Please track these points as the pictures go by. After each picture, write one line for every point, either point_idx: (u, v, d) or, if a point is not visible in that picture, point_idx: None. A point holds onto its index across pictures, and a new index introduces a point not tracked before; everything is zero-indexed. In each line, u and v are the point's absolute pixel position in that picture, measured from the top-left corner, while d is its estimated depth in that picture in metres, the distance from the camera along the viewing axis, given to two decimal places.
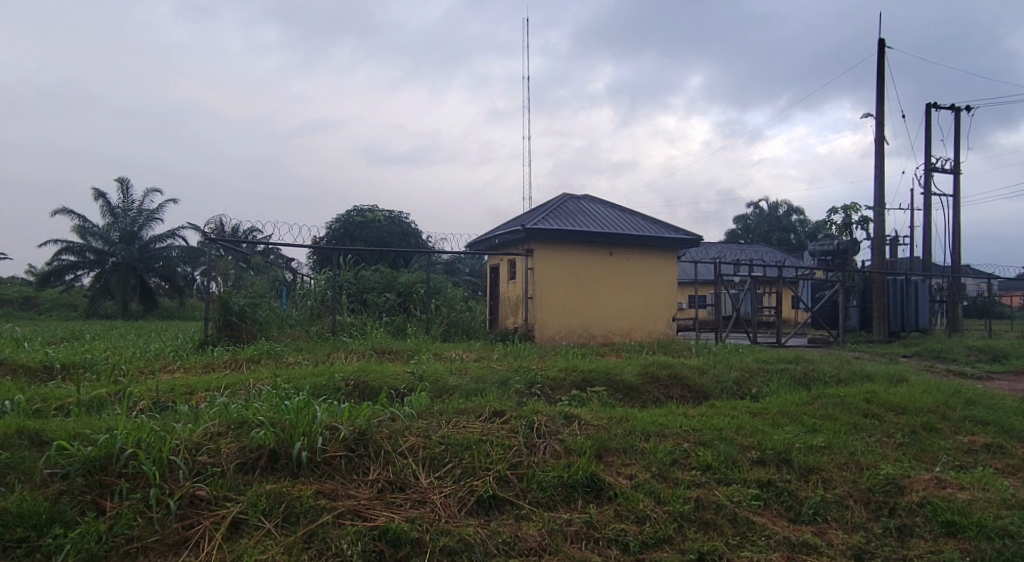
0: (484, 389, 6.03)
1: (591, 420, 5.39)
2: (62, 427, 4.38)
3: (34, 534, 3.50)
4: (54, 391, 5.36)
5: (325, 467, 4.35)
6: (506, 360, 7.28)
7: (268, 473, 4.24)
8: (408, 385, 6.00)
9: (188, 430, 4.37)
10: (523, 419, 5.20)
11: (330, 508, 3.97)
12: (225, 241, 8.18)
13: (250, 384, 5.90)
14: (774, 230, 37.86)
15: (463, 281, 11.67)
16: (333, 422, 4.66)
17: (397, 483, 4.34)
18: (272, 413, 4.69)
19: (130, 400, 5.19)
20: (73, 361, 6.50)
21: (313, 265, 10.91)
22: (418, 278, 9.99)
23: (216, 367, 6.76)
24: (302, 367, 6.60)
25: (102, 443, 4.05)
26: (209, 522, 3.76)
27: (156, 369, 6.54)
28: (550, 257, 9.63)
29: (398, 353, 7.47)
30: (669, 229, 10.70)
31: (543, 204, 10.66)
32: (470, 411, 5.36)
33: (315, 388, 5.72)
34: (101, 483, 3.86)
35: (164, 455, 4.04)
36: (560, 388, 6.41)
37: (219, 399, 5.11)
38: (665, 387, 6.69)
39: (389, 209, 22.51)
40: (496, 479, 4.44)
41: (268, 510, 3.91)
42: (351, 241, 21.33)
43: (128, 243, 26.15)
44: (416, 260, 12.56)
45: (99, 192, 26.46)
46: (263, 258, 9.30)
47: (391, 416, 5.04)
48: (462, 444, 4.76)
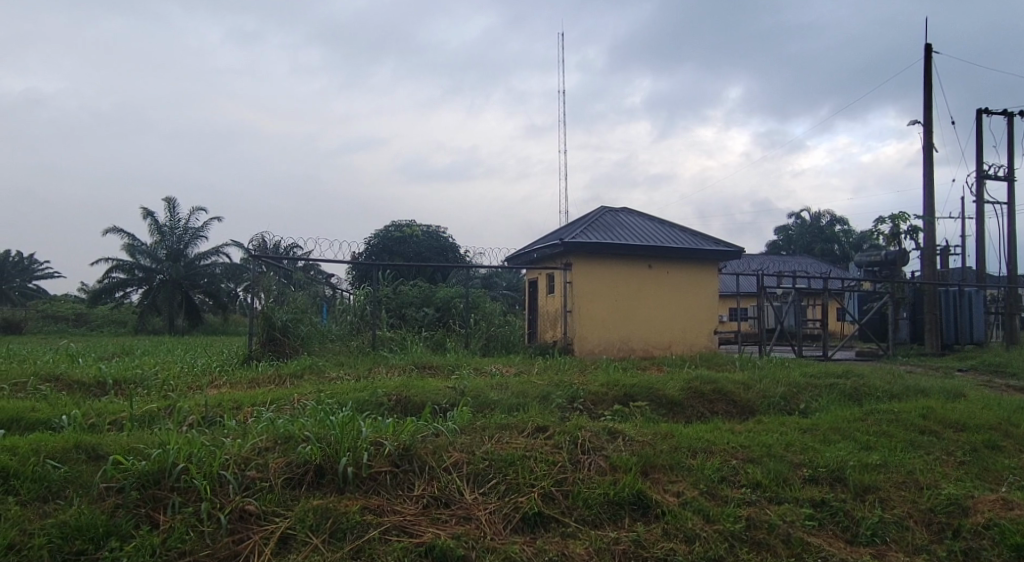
0: (526, 404, 6.01)
1: (636, 436, 5.31)
2: (117, 441, 4.47)
3: (91, 547, 3.58)
4: (108, 407, 5.50)
5: (371, 482, 4.37)
6: (546, 375, 7.25)
7: (315, 488, 4.28)
8: (450, 400, 6.01)
9: (237, 445, 4.44)
10: (567, 434, 5.15)
11: (377, 524, 3.99)
12: (267, 258, 8.33)
13: (295, 398, 5.99)
14: (817, 241, 37.09)
15: (501, 295, 11.67)
16: (378, 438, 4.69)
17: (442, 498, 4.34)
18: (318, 428, 4.74)
19: (180, 415, 5.30)
20: (124, 377, 6.65)
21: (353, 280, 11.04)
22: (456, 293, 10.03)
23: (261, 382, 6.85)
24: (345, 383, 6.65)
25: (156, 457, 4.12)
26: (258, 537, 3.79)
27: (204, 384, 6.67)
28: (589, 270, 9.58)
29: (439, 368, 7.50)
30: (709, 241, 10.56)
31: (581, 218, 10.63)
32: (514, 426, 5.33)
33: (359, 403, 5.76)
34: (154, 496, 3.93)
35: (214, 469, 4.11)
36: (602, 402, 6.34)
37: (266, 415, 5.18)
38: (710, 402, 6.56)
39: (428, 224, 22.82)
40: (541, 496, 4.40)
41: (316, 525, 3.92)
42: (390, 256, 21.64)
43: (175, 260, 26.93)
44: (453, 274, 12.62)
45: (148, 211, 27.36)
46: (304, 274, 9.46)
47: (435, 431, 5.04)
48: (506, 459, 4.73)
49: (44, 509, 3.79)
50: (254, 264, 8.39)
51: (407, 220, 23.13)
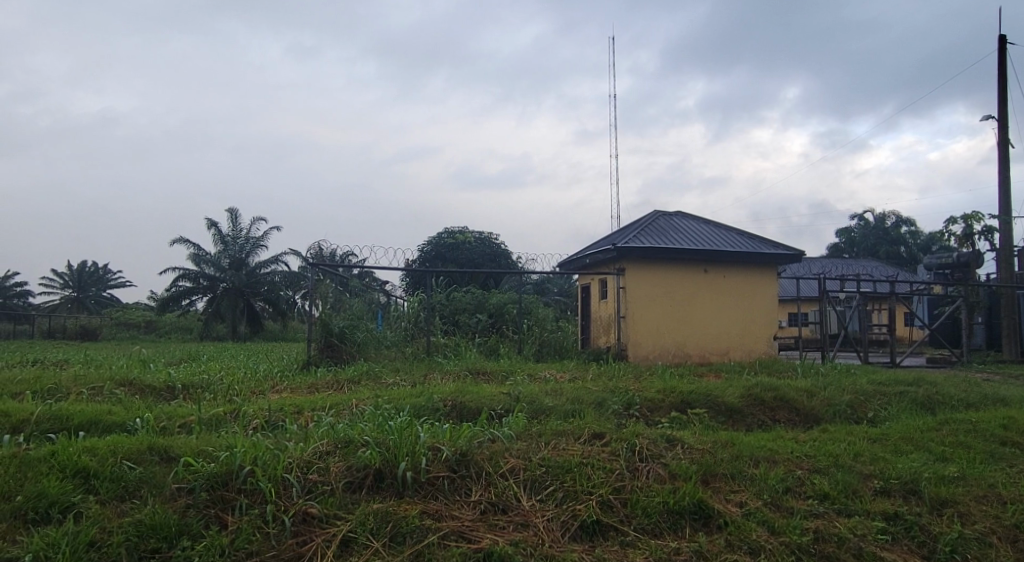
0: (581, 410, 5.96)
1: (695, 444, 5.20)
2: (187, 443, 4.63)
3: (164, 545, 3.71)
4: (178, 410, 5.72)
5: (429, 488, 4.41)
6: (600, 381, 7.17)
7: (374, 492, 4.34)
8: (505, 406, 6.01)
9: (300, 448, 4.54)
10: (624, 441, 5.09)
11: (435, 529, 4.02)
12: (324, 265, 8.52)
13: (353, 404, 6.09)
14: (882, 243, 35.71)
15: (553, 300, 11.64)
16: (435, 443, 4.73)
17: (500, 505, 4.34)
18: (376, 433, 4.82)
19: (244, 419, 5.47)
20: (192, 382, 6.89)
21: (406, 287, 11.19)
22: (509, 299, 10.06)
23: (320, 388, 7.00)
24: (401, 388, 6.74)
25: (223, 459, 4.27)
26: (321, 539, 3.87)
27: (265, 389, 6.85)
28: (643, 275, 9.46)
29: (493, 374, 7.51)
30: (767, 245, 10.30)
31: (634, 223, 10.53)
32: (569, 433, 5.29)
33: (415, 408, 5.83)
34: (223, 498, 4.06)
35: (278, 472, 4.22)
36: (658, 409, 6.23)
37: (326, 420, 5.29)
38: (771, 409, 6.38)
39: (480, 231, 22.97)
40: (599, 504, 4.35)
41: (376, 529, 3.98)
42: (443, 263, 21.91)
43: (237, 269, 27.86)
44: (505, 280, 12.66)
45: (212, 222, 28.39)
46: (359, 281, 9.65)
47: (492, 437, 5.05)
48: (563, 466, 4.70)
49: (121, 507, 3.94)
50: (312, 272, 8.60)
51: (460, 227, 23.36)
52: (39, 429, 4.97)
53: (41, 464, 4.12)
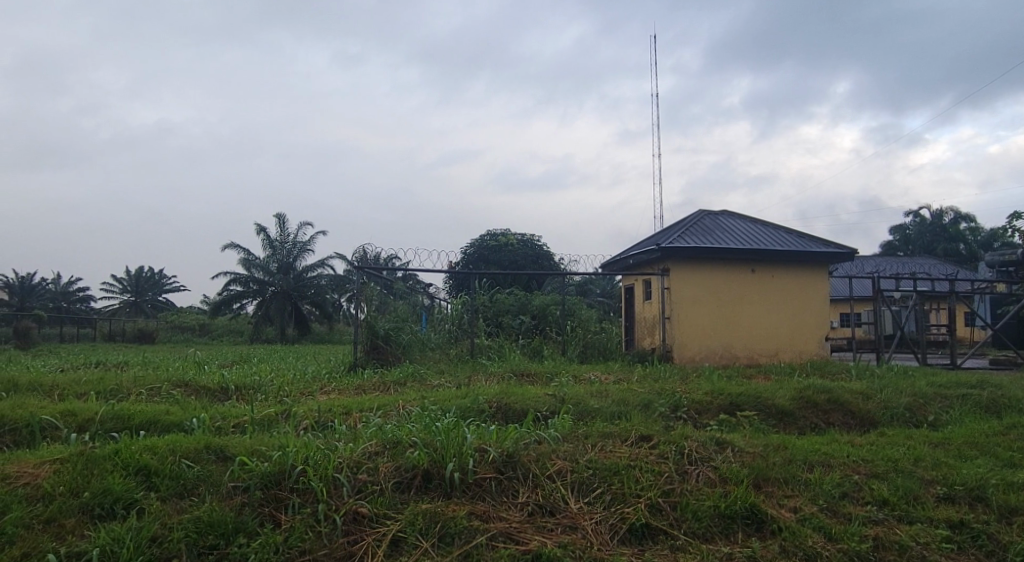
0: (627, 412, 5.90)
1: (746, 447, 5.09)
2: (241, 443, 4.75)
3: (222, 542, 3.81)
4: (231, 410, 5.88)
5: (476, 489, 4.42)
6: (646, 382, 7.08)
7: (423, 492, 4.38)
8: (550, 408, 5.99)
9: (349, 449, 4.62)
10: (672, 444, 5.01)
11: (483, 530, 4.04)
12: (369, 269, 8.64)
13: (400, 405, 6.16)
14: (939, 241, 34.42)
15: (597, 301, 11.55)
16: (482, 445, 4.74)
17: (547, 506, 4.32)
18: (424, 434, 4.86)
19: (295, 420, 5.59)
20: (244, 383, 7.07)
21: (450, 289, 11.27)
22: (552, 301, 10.03)
23: (367, 389, 7.10)
24: (446, 390, 6.78)
25: (276, 459, 4.36)
26: (371, 539, 3.92)
27: (314, 391, 6.99)
28: (688, 275, 9.31)
29: (537, 376, 7.50)
30: (817, 243, 10.04)
31: (678, 222, 10.39)
32: (616, 435, 5.24)
33: (461, 409, 5.86)
34: (276, 497, 4.15)
35: (329, 472, 4.29)
36: (707, 412, 6.12)
37: (374, 421, 5.36)
38: (825, 413, 6.20)
39: (522, 233, 23.00)
40: (647, 507, 4.30)
41: (425, 529, 4.01)
42: (485, 265, 22.02)
43: (285, 273, 28.51)
44: (547, 281, 12.63)
45: (261, 227, 29.08)
46: (403, 284, 9.76)
47: (538, 438, 5.04)
48: (611, 468, 4.65)
49: (180, 505, 4.07)
50: (357, 275, 8.72)
51: (502, 230, 23.43)
52: (103, 428, 5.17)
53: (105, 461, 4.27)
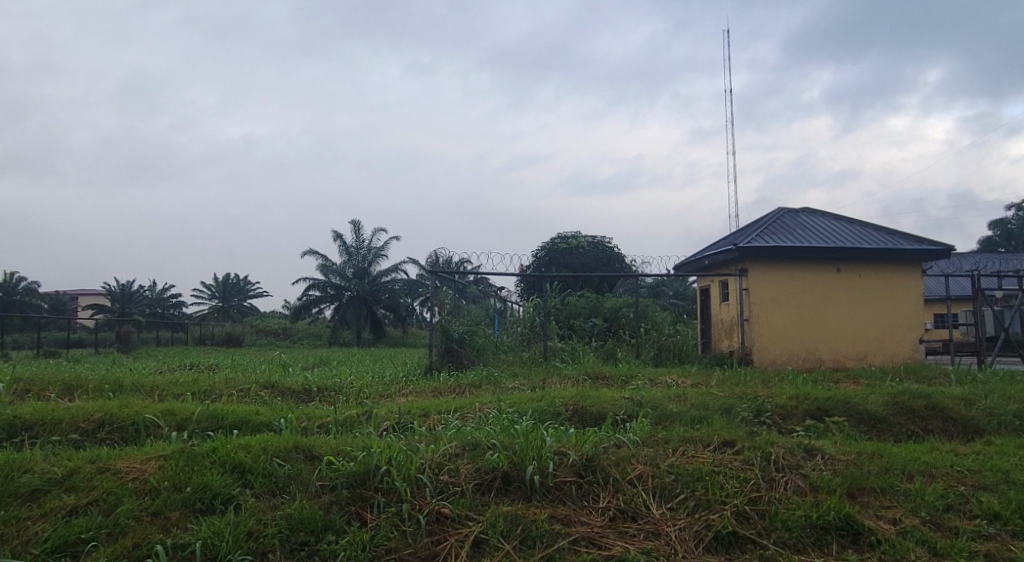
0: (708, 417, 5.75)
1: (837, 454, 4.86)
2: (328, 443, 4.89)
3: (313, 538, 3.94)
4: (316, 411, 6.09)
5: (556, 492, 4.41)
6: (726, 386, 6.89)
7: (503, 495, 4.39)
8: (628, 412, 5.90)
9: (431, 450, 4.69)
10: (758, 450, 4.85)
11: (565, 534, 4.02)
12: (442, 273, 8.77)
13: (477, 407, 6.22)
14: None
15: (670, 303, 11.32)
16: (561, 448, 4.72)
17: (629, 512, 4.26)
18: (503, 436, 4.88)
19: (377, 421, 5.74)
20: (326, 385, 7.31)
21: (521, 292, 11.30)
22: (625, 303, 9.91)
23: (443, 391, 7.21)
24: (521, 393, 6.81)
25: (362, 459, 4.48)
26: (455, 540, 3.97)
27: (393, 393, 7.15)
28: (769, 275, 9.01)
29: (612, 379, 7.41)
30: (909, 240, 9.52)
31: (756, 221, 10.08)
32: (698, 440, 5.11)
33: (538, 412, 5.86)
34: (362, 496, 4.25)
35: (412, 473, 4.37)
36: (792, 417, 5.89)
37: (454, 423, 5.42)
38: (923, 419, 5.86)
39: (593, 235, 22.87)
40: (734, 515, 4.17)
41: (507, 532, 4.02)
42: (556, 268, 22.02)
43: (361, 278, 29.38)
44: (619, 283, 12.47)
45: (337, 234, 30.04)
46: (476, 288, 9.86)
47: (617, 442, 4.97)
48: (693, 474, 4.54)
49: (273, 501, 4.23)
50: (432, 280, 8.86)
51: (573, 232, 23.37)
52: (199, 427, 5.44)
53: (204, 458, 4.49)
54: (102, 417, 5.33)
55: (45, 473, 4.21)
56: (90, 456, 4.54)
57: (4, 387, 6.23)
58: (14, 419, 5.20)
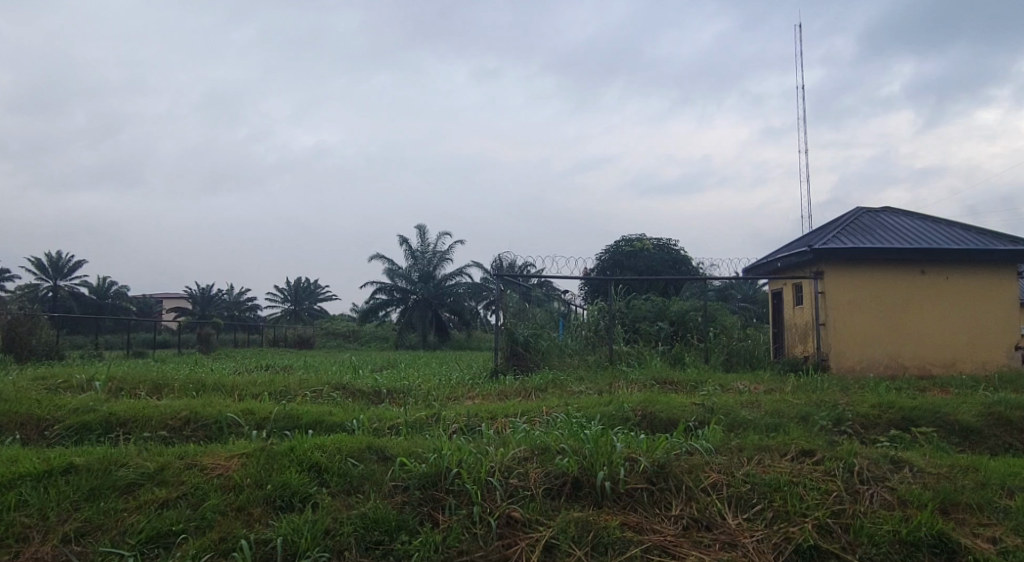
0: (784, 425, 5.56)
1: (927, 467, 4.62)
2: (400, 445, 4.98)
3: (387, 538, 4.01)
4: (387, 413, 6.20)
5: (628, 499, 4.34)
6: (802, 393, 6.63)
7: (573, 500, 4.36)
8: (699, 418, 5.77)
9: (501, 453, 4.69)
10: (840, 461, 4.65)
11: (637, 542, 3.96)
12: (507, 277, 8.82)
13: (544, 411, 6.21)
14: None
15: (739, 307, 11.00)
16: (632, 454, 4.64)
17: (703, 521, 4.16)
18: (573, 441, 4.85)
19: (446, 424, 5.81)
20: (395, 387, 7.45)
21: (585, 295, 11.22)
22: (692, 307, 9.71)
23: (510, 395, 7.22)
24: (589, 397, 6.74)
25: (433, 461, 4.53)
26: (525, 544, 3.96)
27: (460, 396, 7.21)
28: (847, 278, 8.64)
29: (681, 384, 7.26)
30: (1001, 239, 8.96)
31: (832, 222, 9.70)
32: (774, 448, 4.94)
33: (606, 417, 5.79)
34: (433, 497, 4.31)
35: (482, 475, 4.40)
36: (875, 426, 5.63)
37: (522, 426, 5.43)
38: (1021, 432, 5.51)
39: (659, 237, 22.55)
40: (815, 527, 4.01)
41: (578, 538, 3.99)
42: (621, 270, 21.83)
43: (427, 281, 29.88)
44: (686, 285, 12.22)
45: (403, 238, 30.65)
46: (540, 291, 9.88)
47: (689, 449, 4.86)
48: (771, 484, 4.39)
49: (349, 500, 4.32)
50: (497, 284, 8.92)
51: (638, 234, 23.10)
52: (277, 426, 5.64)
53: (283, 457, 4.64)
54: (188, 415, 5.59)
55: (139, 467, 4.45)
56: (179, 452, 4.76)
57: (100, 385, 6.62)
58: (110, 416, 5.51)
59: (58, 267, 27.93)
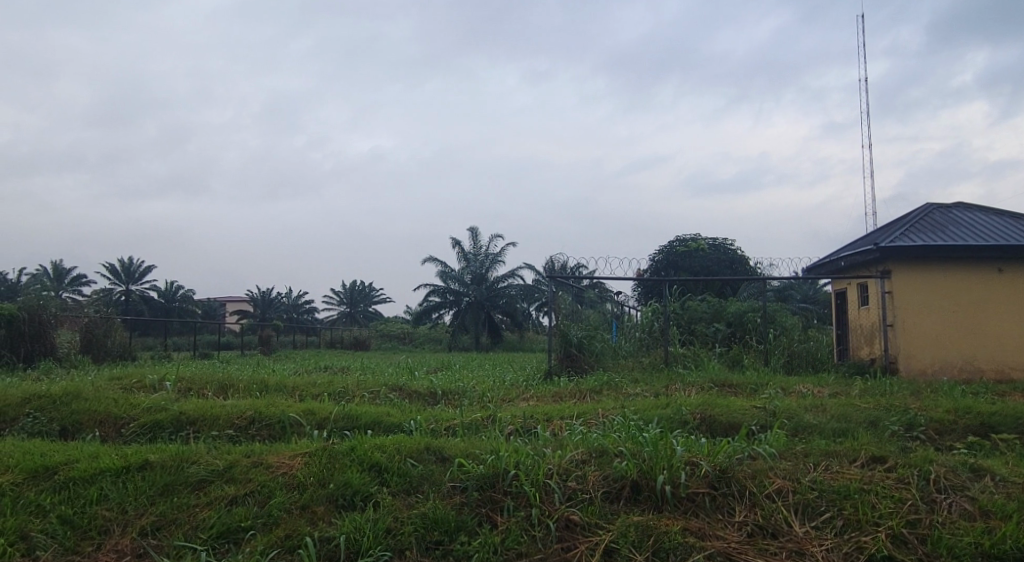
0: (851, 430, 5.36)
1: (1010, 476, 4.39)
2: (457, 446, 5.01)
3: (446, 538, 4.03)
4: (443, 414, 6.25)
5: (689, 504, 4.25)
6: (870, 397, 6.38)
7: (633, 504, 4.29)
8: (761, 422, 5.62)
9: (558, 455, 4.67)
10: (914, 468, 4.45)
11: (700, 548, 3.87)
12: (559, 279, 8.80)
13: (600, 413, 6.15)
14: None
15: (800, 308, 10.67)
16: (693, 458, 4.54)
17: (768, 528, 4.03)
18: (631, 444, 4.78)
19: (502, 425, 5.83)
20: (450, 389, 7.50)
21: (639, 296, 11.09)
22: (750, 308, 9.46)
23: (565, 397, 7.18)
24: (645, 399, 6.65)
25: (491, 463, 4.53)
26: (585, 547, 3.93)
27: (515, 398, 7.21)
28: (917, 276, 8.28)
29: (740, 387, 7.08)
30: None
31: (899, 219, 9.32)
32: (842, 454, 4.76)
33: (664, 420, 5.69)
34: (492, 499, 4.31)
35: (540, 478, 4.38)
36: (950, 432, 5.36)
37: (579, 429, 5.38)
38: None
39: (714, 238, 22.16)
40: (889, 537, 3.85)
41: (638, 542, 3.92)
42: (675, 271, 21.54)
43: (479, 284, 30.08)
44: (743, 285, 11.94)
45: (455, 241, 30.92)
46: (593, 293, 9.82)
47: (752, 454, 4.72)
48: (840, 491, 4.23)
49: (408, 500, 4.37)
50: (549, 286, 8.90)
51: (692, 235, 22.74)
52: (336, 426, 5.76)
53: (344, 456, 4.73)
54: (253, 415, 5.77)
55: (209, 465, 4.60)
56: (246, 451, 4.92)
57: (171, 385, 6.90)
58: (180, 415, 5.73)
59: (130, 272, 29.25)
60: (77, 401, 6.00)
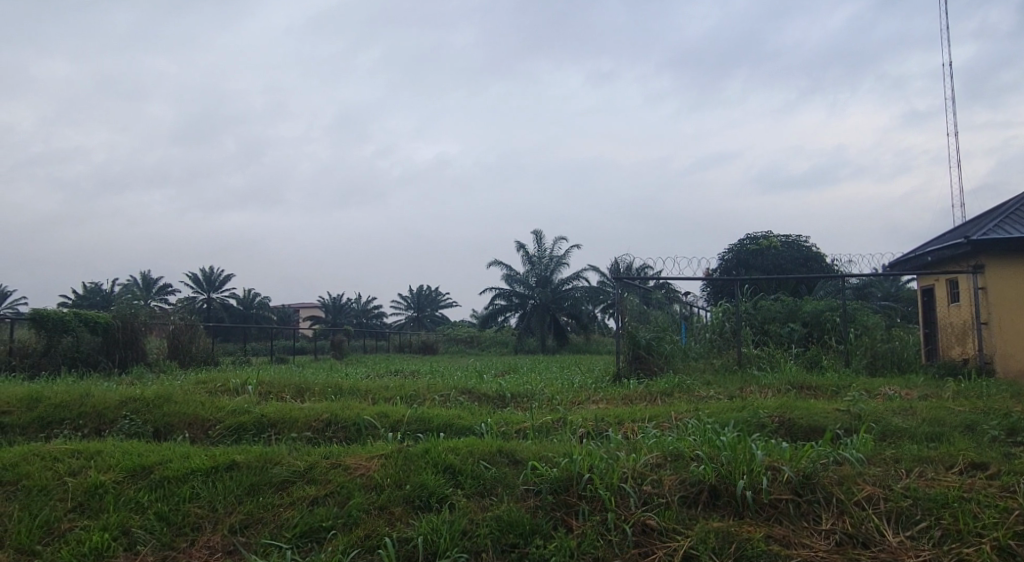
0: (945, 434, 5.05)
1: None
2: (530, 449, 4.99)
3: (522, 541, 4.02)
4: (513, 417, 6.26)
5: (772, 511, 4.08)
6: (964, 399, 6.00)
7: (712, 510, 4.17)
8: (846, 426, 5.36)
9: (632, 458, 4.59)
10: (1019, 477, 4.16)
11: (784, 556, 3.72)
12: (626, 280, 8.69)
13: (673, 417, 6.02)
14: None
15: (882, 306, 10.16)
16: (775, 463, 4.37)
17: (859, 537, 3.84)
18: (708, 448, 4.65)
19: (574, 429, 5.78)
20: (518, 392, 7.50)
21: (708, 297, 10.81)
22: (828, 307, 9.08)
23: (635, 399, 7.06)
24: (719, 402, 6.47)
25: (565, 466, 4.50)
26: (663, 553, 3.84)
27: (584, 400, 7.15)
28: (1013, 270, 7.76)
29: (820, 389, 6.80)
30: None
31: (993, 210, 8.76)
32: (937, 460, 4.49)
33: (741, 423, 5.51)
34: (566, 502, 4.27)
35: (615, 482, 4.31)
36: None
37: (653, 432, 5.28)
38: None
39: (786, 234, 21.46)
40: (994, 550, 3.60)
41: (719, 549, 3.80)
42: (746, 269, 21.02)
43: (544, 286, 30.13)
44: (819, 283, 11.47)
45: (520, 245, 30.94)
46: (660, 294, 9.65)
47: (838, 459, 4.51)
48: (936, 500, 3.99)
49: (482, 503, 4.38)
50: (615, 287, 8.80)
51: (764, 232, 22.08)
52: (409, 428, 5.85)
53: (419, 458, 4.79)
54: (329, 418, 5.93)
55: (291, 465, 4.76)
56: (324, 452, 5.06)
57: (252, 388, 7.19)
58: (261, 417, 5.96)
59: (210, 280, 30.75)
60: (167, 404, 6.32)
